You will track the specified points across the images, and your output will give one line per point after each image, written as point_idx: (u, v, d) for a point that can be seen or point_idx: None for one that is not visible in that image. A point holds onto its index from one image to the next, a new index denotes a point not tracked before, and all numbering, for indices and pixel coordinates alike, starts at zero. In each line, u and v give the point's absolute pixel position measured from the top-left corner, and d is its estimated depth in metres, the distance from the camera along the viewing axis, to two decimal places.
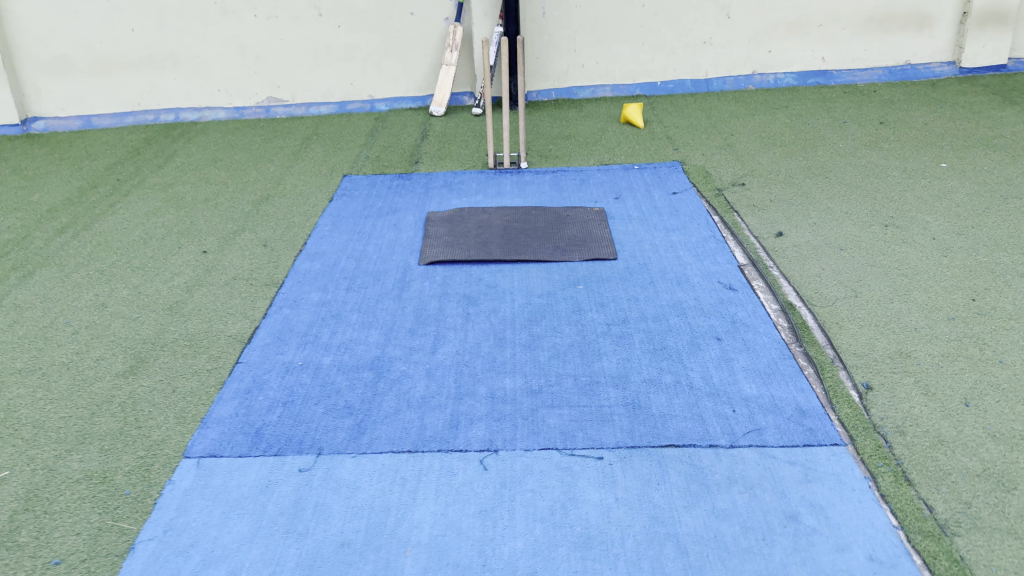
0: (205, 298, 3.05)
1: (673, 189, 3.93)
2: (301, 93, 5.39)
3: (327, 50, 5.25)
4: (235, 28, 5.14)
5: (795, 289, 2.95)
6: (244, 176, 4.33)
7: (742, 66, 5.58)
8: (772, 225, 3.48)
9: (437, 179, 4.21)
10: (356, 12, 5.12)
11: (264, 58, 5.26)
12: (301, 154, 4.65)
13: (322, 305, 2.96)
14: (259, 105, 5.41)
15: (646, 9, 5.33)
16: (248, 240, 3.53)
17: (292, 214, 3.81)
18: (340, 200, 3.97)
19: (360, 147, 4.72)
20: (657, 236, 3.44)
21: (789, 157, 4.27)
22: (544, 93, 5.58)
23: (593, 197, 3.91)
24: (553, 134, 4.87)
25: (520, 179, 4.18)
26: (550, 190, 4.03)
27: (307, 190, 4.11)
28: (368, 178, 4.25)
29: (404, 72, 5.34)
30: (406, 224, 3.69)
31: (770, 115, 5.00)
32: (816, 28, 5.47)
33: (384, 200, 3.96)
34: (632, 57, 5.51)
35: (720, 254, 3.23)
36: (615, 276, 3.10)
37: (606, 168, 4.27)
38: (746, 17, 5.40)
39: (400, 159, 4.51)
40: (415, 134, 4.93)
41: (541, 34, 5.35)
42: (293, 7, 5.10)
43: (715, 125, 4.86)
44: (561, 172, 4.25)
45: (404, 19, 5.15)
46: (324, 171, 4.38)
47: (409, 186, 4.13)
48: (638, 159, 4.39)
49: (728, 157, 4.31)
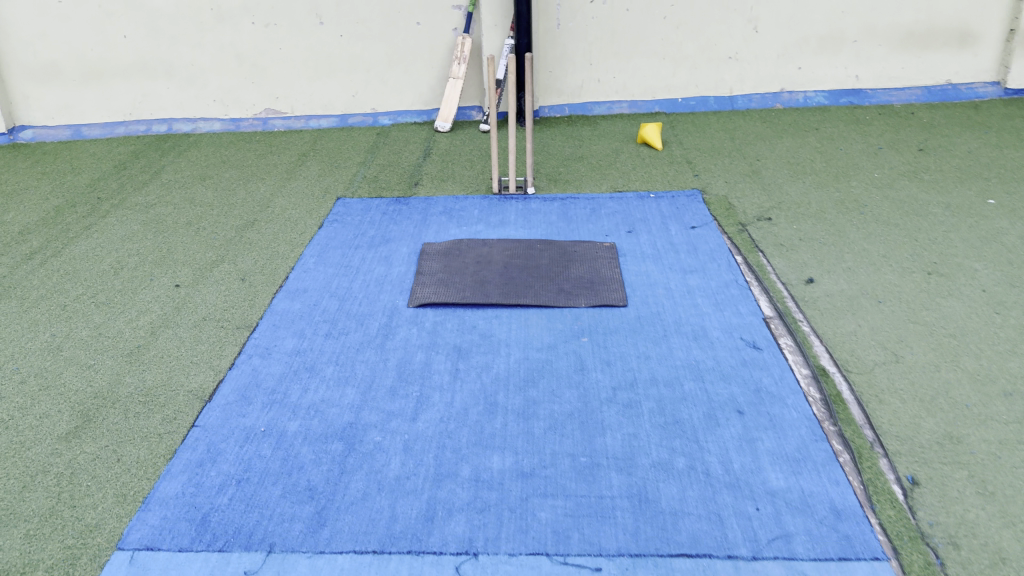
0: (169, 343, 2.75)
1: (691, 222, 3.60)
2: (300, 104, 5.12)
3: (328, 60, 4.97)
4: (232, 35, 4.86)
5: (828, 350, 2.63)
6: (232, 196, 4.05)
7: (768, 83, 5.24)
8: (800, 270, 3.15)
9: (437, 205, 3.91)
10: (359, 21, 4.83)
11: (262, 68, 4.98)
12: (295, 172, 4.36)
13: (296, 355, 2.66)
14: (256, 117, 5.14)
15: (668, 21, 4.99)
16: (226, 273, 3.24)
17: (277, 242, 3.52)
18: (330, 227, 3.67)
19: (358, 166, 4.42)
20: (673, 279, 3.12)
21: (820, 188, 3.92)
22: (557, 109, 5.26)
23: (604, 229, 3.59)
24: (564, 155, 4.56)
25: (526, 207, 3.87)
26: (557, 220, 3.71)
27: (296, 215, 3.82)
28: (363, 202, 3.95)
29: (409, 85, 5.05)
30: (399, 256, 3.39)
31: (799, 139, 4.65)
32: (850, 45, 5.11)
33: (377, 228, 3.66)
34: (651, 72, 5.18)
35: (743, 303, 2.91)
36: (625, 327, 2.78)
37: (619, 196, 3.94)
38: (775, 31, 5.05)
39: (399, 181, 4.21)
40: (418, 152, 4.63)
41: (555, 46, 5.03)
42: (292, 15, 4.81)
43: (740, 148, 4.52)
44: (571, 200, 3.94)
45: (409, 28, 4.85)
46: (317, 192, 4.09)
47: (406, 212, 3.83)
48: (655, 185, 4.06)
49: (752, 186, 3.97)
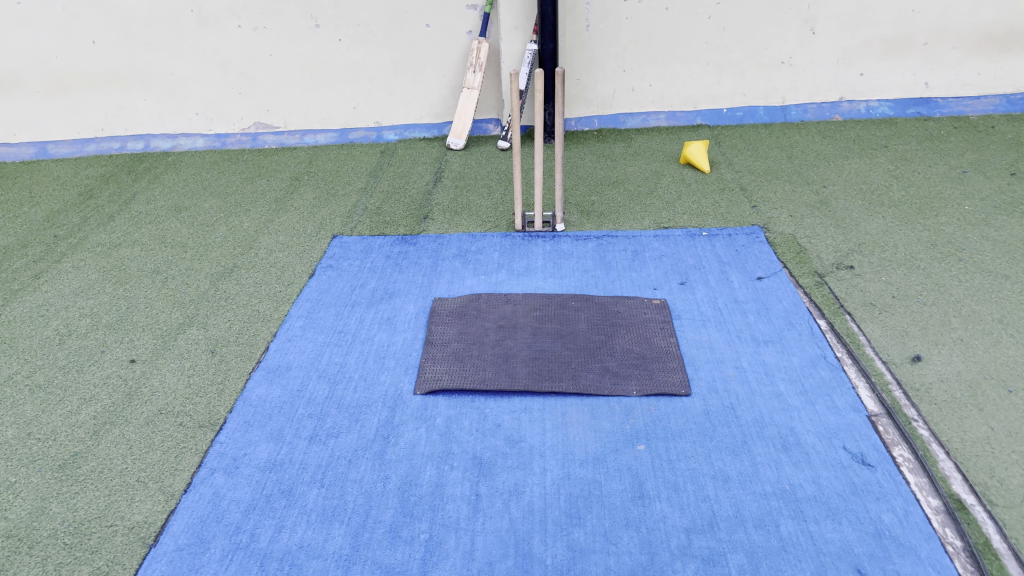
0: (112, 450, 2.19)
1: (758, 273, 2.99)
2: (294, 118, 4.54)
3: (324, 67, 4.38)
4: (216, 40, 4.27)
5: (959, 468, 2.03)
6: (210, 233, 3.47)
7: (825, 91, 4.63)
8: (902, 344, 2.53)
9: (450, 246, 3.31)
10: (360, 23, 4.22)
11: (250, 77, 4.40)
12: (285, 201, 3.77)
13: (271, 470, 2.08)
14: (245, 132, 4.57)
15: (712, 21, 4.35)
16: (193, 342, 2.67)
17: (258, 296, 2.94)
18: (321, 277, 3.08)
19: (358, 194, 3.84)
20: (743, 353, 2.52)
21: (903, 226, 3.32)
22: (585, 121, 4.67)
23: (651, 280, 2.99)
24: (596, 180, 3.96)
25: (556, 249, 3.27)
26: (594, 267, 3.11)
27: (283, 258, 3.24)
28: (363, 241, 3.36)
29: (417, 95, 4.46)
30: (404, 318, 2.79)
31: (868, 159, 4.03)
32: (920, 48, 4.47)
33: (379, 277, 3.07)
34: (693, 79, 4.56)
35: (838, 394, 2.31)
36: (692, 429, 2.17)
37: (664, 235, 3.34)
38: (836, 32, 4.41)
39: (405, 214, 3.62)
40: (427, 175, 4.04)
41: (583, 51, 4.41)
42: (283, 16, 4.21)
43: (800, 171, 3.90)
44: (608, 238, 3.34)
45: (417, 32, 4.25)
46: (310, 227, 3.50)
47: (413, 255, 3.25)
48: (706, 220, 3.45)
49: (823, 223, 3.37)
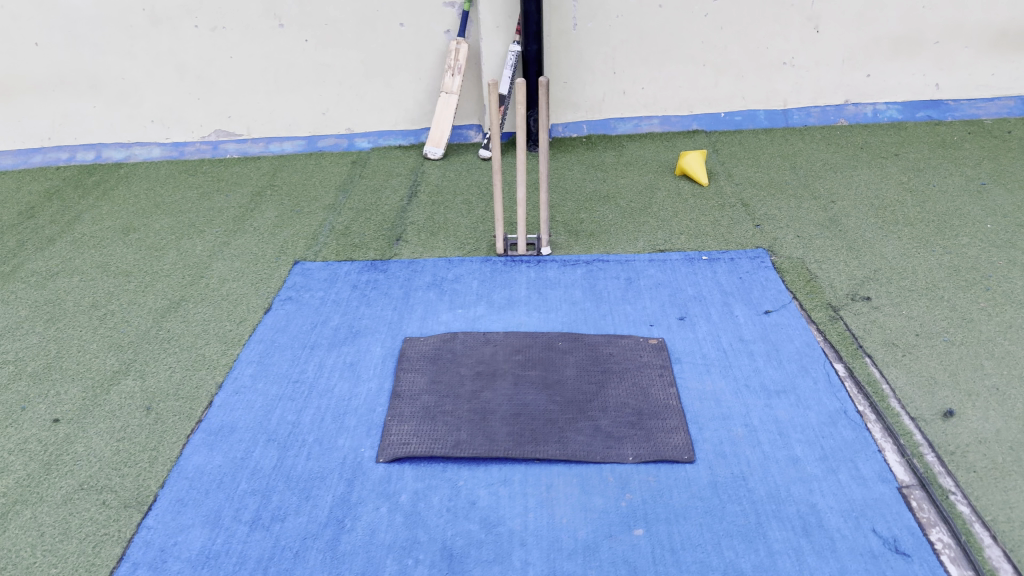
0: (20, 539, 1.88)
1: (765, 306, 2.69)
2: (257, 125, 4.20)
3: (290, 70, 4.04)
4: (170, 41, 3.93)
5: (1009, 557, 1.75)
6: (158, 260, 3.14)
7: (829, 94, 4.32)
8: (932, 395, 2.24)
9: (423, 274, 3.00)
10: (328, 22, 3.89)
11: (209, 81, 4.05)
12: (244, 221, 3.44)
13: (204, 567, 1.78)
14: (205, 141, 4.23)
15: (709, 19, 4.04)
16: (127, 396, 2.35)
17: (204, 338, 2.62)
18: (278, 312, 2.76)
19: (325, 212, 3.51)
20: (753, 407, 2.22)
21: (921, 247, 3.02)
22: (573, 127, 4.34)
23: (647, 314, 2.68)
24: (585, 195, 3.64)
25: (541, 276, 2.96)
26: (583, 299, 2.80)
27: (237, 289, 2.92)
28: (328, 268, 3.04)
29: (391, 100, 4.14)
30: (370, 362, 2.47)
31: (877, 170, 3.73)
32: (930, 46, 4.17)
33: (343, 312, 2.75)
34: (689, 82, 4.25)
35: (863, 461, 2.01)
36: (697, 507, 1.88)
37: (660, 259, 3.03)
38: (841, 31, 4.11)
39: (376, 235, 3.30)
40: (401, 189, 3.72)
41: (571, 52, 4.09)
42: (244, 15, 3.87)
43: (805, 184, 3.60)
44: (598, 263, 3.03)
45: (391, 31, 3.92)
46: (269, 252, 3.18)
47: (383, 284, 2.93)
48: (706, 241, 3.15)
49: (833, 244, 3.07)
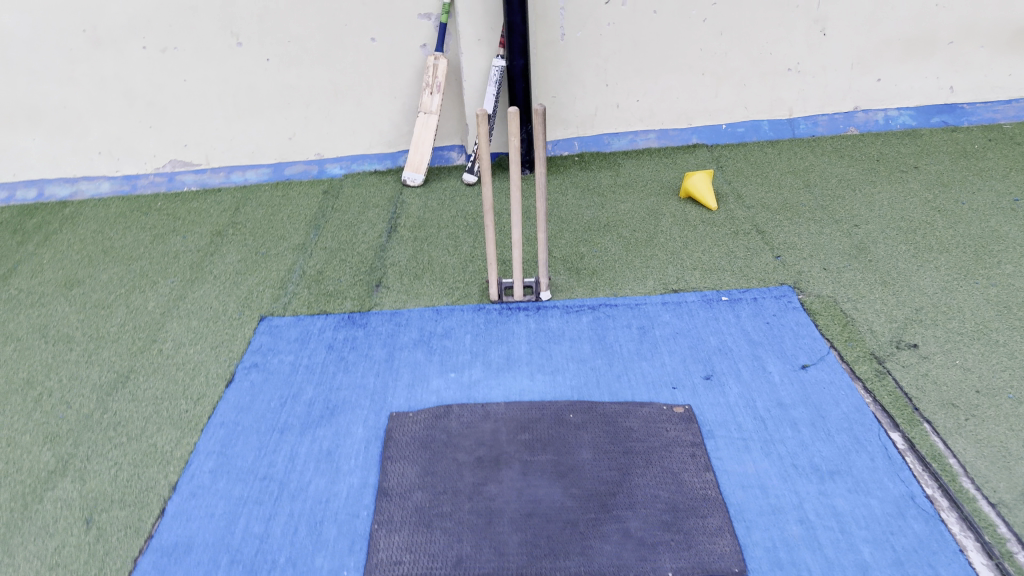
0: None
1: (800, 359, 2.37)
2: (217, 153, 3.82)
3: (251, 93, 3.67)
4: (115, 65, 3.54)
5: None
6: (105, 322, 2.78)
7: (837, 101, 4.02)
8: (1010, 473, 1.93)
9: (409, 329, 2.63)
10: (291, 39, 3.53)
11: (161, 107, 3.67)
12: (203, 269, 3.08)
13: None
14: (159, 172, 3.84)
15: (708, 24, 3.70)
16: (63, 506, 2.00)
17: (156, 423, 2.27)
18: (243, 386, 2.40)
19: (295, 253, 3.15)
20: (805, 495, 1.90)
21: (963, 279, 2.72)
22: (564, 145, 4.00)
23: (668, 373, 2.35)
24: (583, 224, 3.30)
25: (542, 327, 2.62)
26: (593, 356, 2.45)
27: (195, 356, 2.56)
28: (299, 324, 2.68)
29: (364, 121, 3.79)
30: (350, 448, 2.12)
31: (899, 186, 3.43)
32: (945, 47, 3.87)
33: (318, 382, 2.39)
34: (686, 92, 3.92)
35: (945, 568, 1.71)
36: None
37: (674, 302, 2.70)
38: (850, 34, 3.80)
39: (352, 280, 2.93)
40: (379, 223, 3.36)
41: (559, 64, 3.74)
42: (197, 34, 3.50)
43: (823, 206, 3.29)
44: (606, 309, 2.70)
45: (361, 46, 3.57)
46: (232, 306, 2.81)
47: (363, 342, 2.57)
48: (723, 278, 2.83)
49: (865, 278, 2.77)
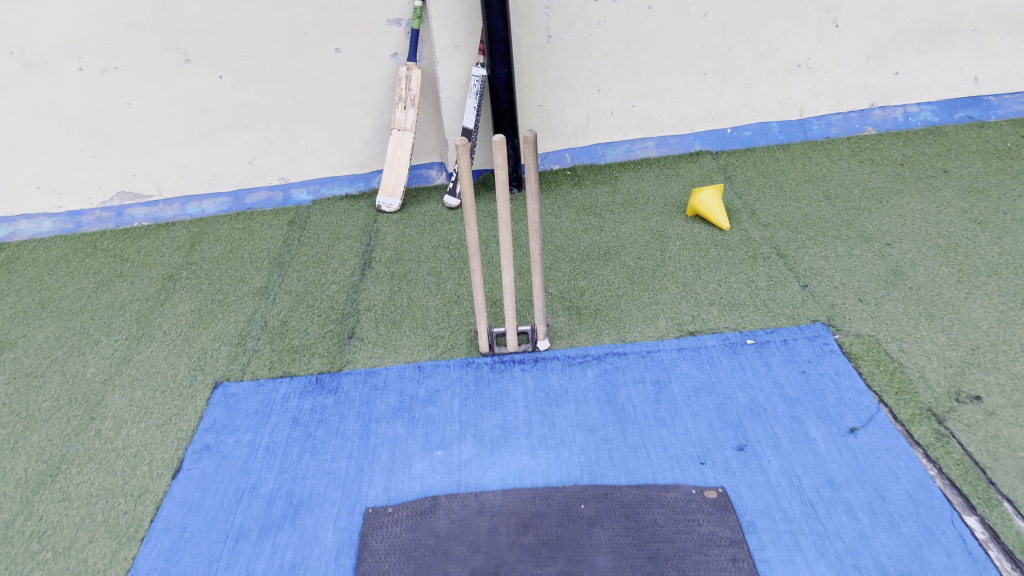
0: None
1: (847, 422, 2.03)
2: (169, 182, 3.43)
3: (204, 114, 3.29)
4: (50, 89, 3.15)
5: None
6: (35, 396, 2.40)
7: (852, 98, 3.66)
8: None
9: (386, 394, 2.25)
10: (246, 53, 3.15)
11: (104, 134, 3.28)
12: (151, 323, 2.70)
13: None
14: (106, 206, 3.45)
15: (709, 20, 3.34)
16: None
17: (89, 532, 1.90)
18: (192, 477, 2.03)
19: (255, 299, 2.77)
20: None
21: (1020, 308, 2.38)
22: (554, 158, 3.62)
23: (693, 443, 1.99)
24: (580, 252, 2.94)
25: (542, 384, 2.26)
26: (603, 422, 2.09)
27: (138, 438, 2.19)
28: (260, 391, 2.31)
29: (332, 140, 3.41)
30: (320, 560, 1.77)
31: (930, 195, 3.08)
32: (969, 35, 3.52)
33: (281, 469, 2.03)
34: (687, 95, 3.55)
35: None
36: None
37: (692, 348, 2.34)
38: (866, 23, 3.44)
39: (321, 331, 2.56)
40: (351, 259, 2.99)
41: (546, 69, 3.36)
42: (139, 51, 3.11)
43: (849, 222, 2.94)
44: (615, 358, 2.34)
45: (325, 58, 3.19)
46: (182, 371, 2.44)
47: (333, 412, 2.20)
48: (745, 315, 2.48)
49: (908, 311, 2.42)
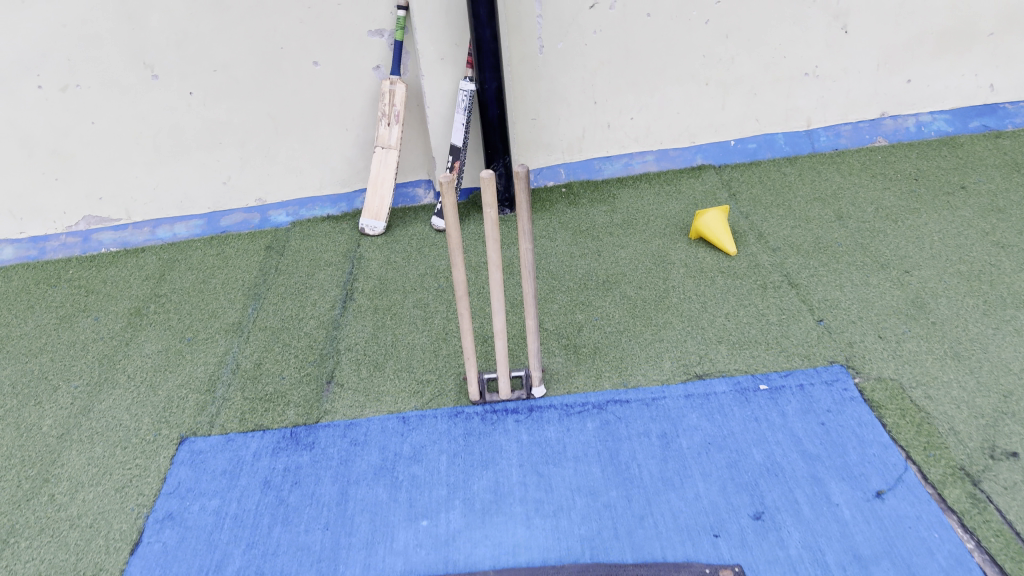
0: None
1: (873, 484, 1.85)
2: (139, 205, 3.23)
3: (175, 133, 3.08)
4: (6, 109, 2.93)
5: None
6: None
7: (861, 107, 3.47)
8: None
9: (367, 451, 2.06)
10: (217, 67, 2.95)
11: (67, 155, 3.07)
12: (114, 366, 2.50)
13: None
14: (71, 231, 3.24)
15: (711, 27, 3.14)
16: None
17: None
18: (152, 553, 1.84)
19: (227, 337, 2.58)
20: None
21: None
22: (548, 174, 3.41)
23: (705, 511, 1.81)
24: (577, 280, 2.74)
25: (538, 438, 2.07)
26: (605, 486, 1.90)
27: (94, 505, 1.99)
28: (230, 447, 2.12)
29: (311, 158, 3.20)
30: None
31: (949, 215, 2.90)
32: (984, 40, 3.33)
33: (250, 543, 1.84)
34: (688, 106, 3.36)
35: None
36: None
37: (700, 396, 2.15)
38: (876, 29, 3.25)
39: (297, 376, 2.36)
40: (331, 290, 2.79)
41: (538, 81, 3.16)
42: (102, 67, 2.90)
43: (864, 246, 2.75)
44: (616, 406, 2.15)
45: (302, 72, 2.99)
46: (146, 423, 2.24)
47: (309, 473, 2.01)
48: (756, 355, 2.29)
49: (933, 350, 2.24)
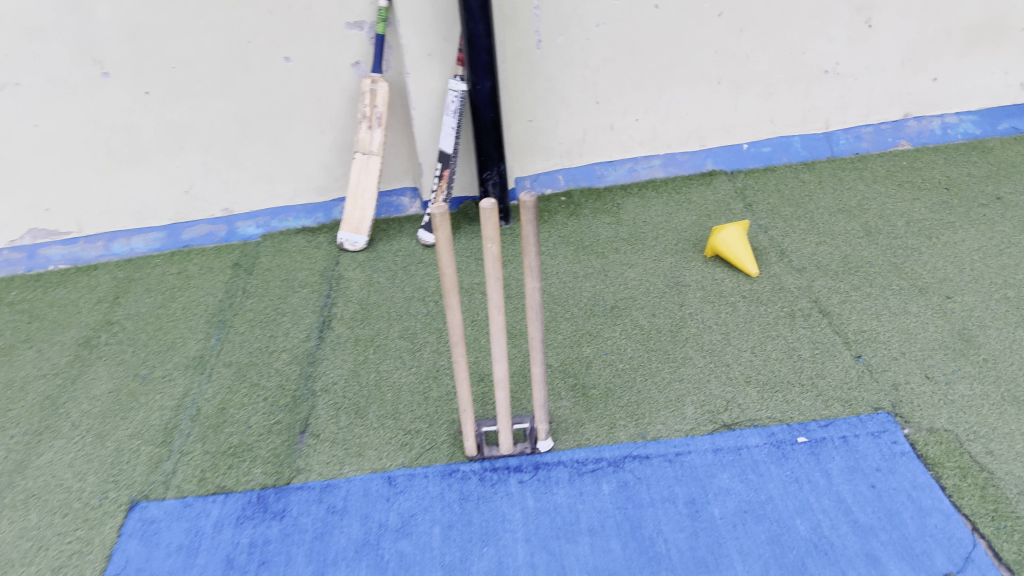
0: None
1: (938, 566, 1.59)
2: (91, 217, 2.90)
3: (130, 136, 2.75)
4: None
5: None
6: None
7: (884, 108, 3.19)
8: None
9: (347, 522, 1.77)
10: (176, 64, 2.62)
11: (8, 162, 2.73)
12: (57, 412, 2.18)
13: None
14: (16, 246, 2.90)
15: (724, 20, 2.85)
16: None
17: None
18: None
19: (188, 375, 2.27)
20: None
21: None
22: (545, 180, 3.12)
23: None
24: (582, 306, 2.46)
25: (546, 505, 1.79)
26: (627, 568, 1.63)
27: None
28: (188, 516, 1.82)
29: (284, 164, 2.88)
30: None
31: (987, 230, 2.64)
32: (1017, 35, 3.06)
33: None
34: (698, 107, 3.07)
35: None
36: None
37: (731, 451, 1.88)
38: (903, 23, 2.97)
39: (267, 424, 2.06)
40: (306, 316, 2.49)
41: (535, 79, 2.86)
42: (45, 64, 2.56)
43: (898, 267, 2.49)
44: (635, 464, 1.87)
45: (272, 69, 2.66)
46: (90, 484, 1.94)
47: (279, 551, 1.72)
48: (790, 400, 2.02)
49: (990, 394, 1.98)
